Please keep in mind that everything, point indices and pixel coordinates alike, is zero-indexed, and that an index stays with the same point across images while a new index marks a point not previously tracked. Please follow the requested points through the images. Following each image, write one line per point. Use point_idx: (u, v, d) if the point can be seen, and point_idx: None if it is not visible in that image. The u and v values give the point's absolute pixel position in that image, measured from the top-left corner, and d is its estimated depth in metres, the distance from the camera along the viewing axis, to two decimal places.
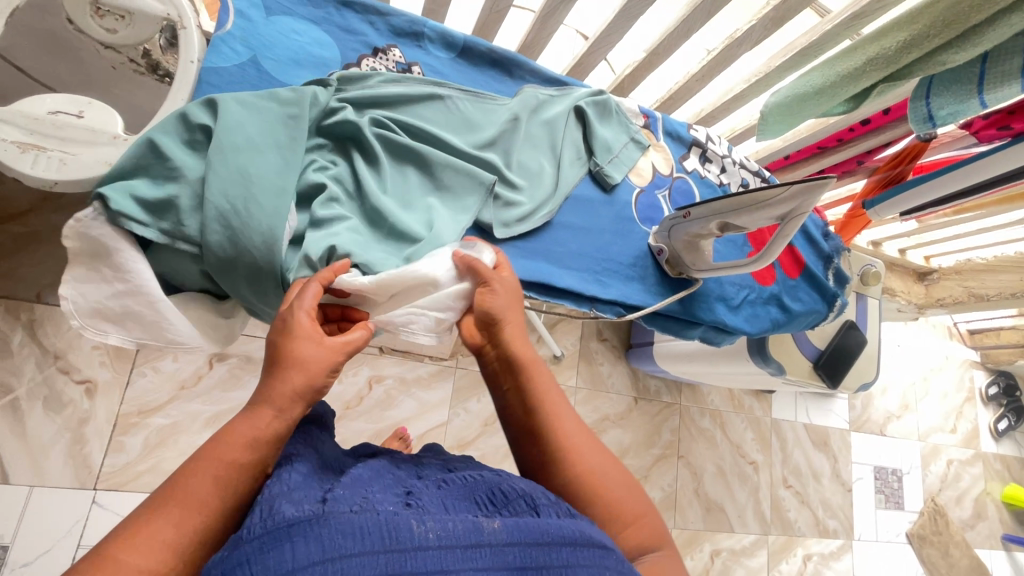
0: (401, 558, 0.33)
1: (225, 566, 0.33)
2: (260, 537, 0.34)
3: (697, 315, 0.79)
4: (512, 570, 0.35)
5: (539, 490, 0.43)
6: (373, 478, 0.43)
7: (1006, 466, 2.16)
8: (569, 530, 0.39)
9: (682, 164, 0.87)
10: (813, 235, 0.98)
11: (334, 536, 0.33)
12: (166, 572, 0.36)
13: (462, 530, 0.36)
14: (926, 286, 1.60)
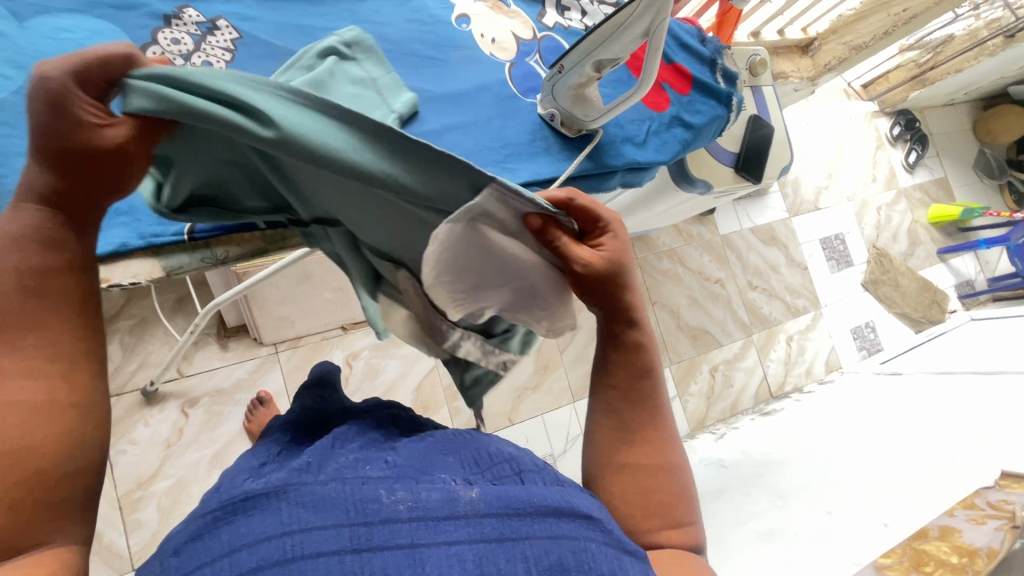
0: (367, 532, 0.39)
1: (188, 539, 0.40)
2: (212, 513, 0.40)
3: (608, 163, 0.79)
4: (490, 540, 0.42)
5: (528, 458, 0.49)
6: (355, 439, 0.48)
7: (926, 192, 2.38)
8: (552, 501, 0.45)
9: (542, 23, 0.83)
10: (690, 44, 0.98)
11: (297, 510, 0.39)
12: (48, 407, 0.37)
13: (435, 503, 0.42)
14: (812, 57, 1.60)
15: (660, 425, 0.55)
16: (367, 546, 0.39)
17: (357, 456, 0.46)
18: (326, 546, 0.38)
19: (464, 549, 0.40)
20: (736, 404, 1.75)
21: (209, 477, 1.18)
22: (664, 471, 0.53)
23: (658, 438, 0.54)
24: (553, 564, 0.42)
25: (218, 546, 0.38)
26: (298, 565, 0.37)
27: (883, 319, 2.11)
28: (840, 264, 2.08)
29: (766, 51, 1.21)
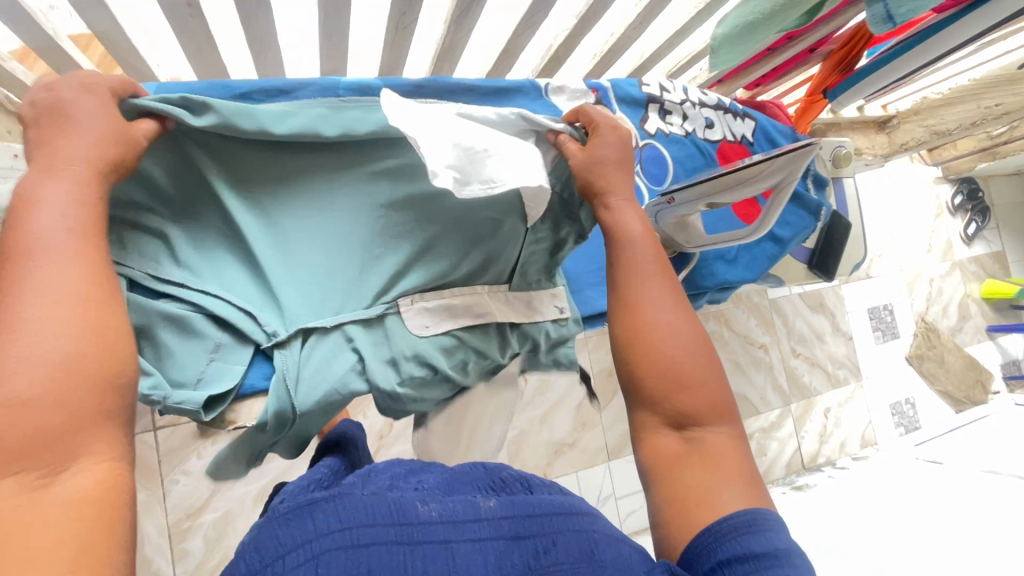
0: (410, 530, 0.41)
1: (252, 545, 0.40)
2: (281, 517, 0.40)
3: (700, 285, 0.78)
4: (509, 538, 0.43)
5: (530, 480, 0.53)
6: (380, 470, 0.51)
7: (981, 265, 2.31)
8: (554, 504, 0.48)
9: (646, 129, 0.81)
10: (787, 149, 0.95)
11: (350, 513, 0.41)
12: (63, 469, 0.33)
13: (461, 509, 0.44)
14: (888, 133, 1.54)
15: (666, 309, 0.57)
16: (410, 539, 0.40)
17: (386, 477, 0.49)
18: (378, 539, 0.40)
19: (489, 547, 0.42)
20: (768, 474, 1.74)
21: (254, 511, 1.21)
22: (672, 379, 0.54)
23: (666, 368, 0.55)
24: (564, 560, 0.43)
25: (288, 538, 0.39)
26: (356, 557, 0.38)
27: (923, 396, 2.07)
28: (886, 335, 2.04)
29: (851, 142, 1.18)
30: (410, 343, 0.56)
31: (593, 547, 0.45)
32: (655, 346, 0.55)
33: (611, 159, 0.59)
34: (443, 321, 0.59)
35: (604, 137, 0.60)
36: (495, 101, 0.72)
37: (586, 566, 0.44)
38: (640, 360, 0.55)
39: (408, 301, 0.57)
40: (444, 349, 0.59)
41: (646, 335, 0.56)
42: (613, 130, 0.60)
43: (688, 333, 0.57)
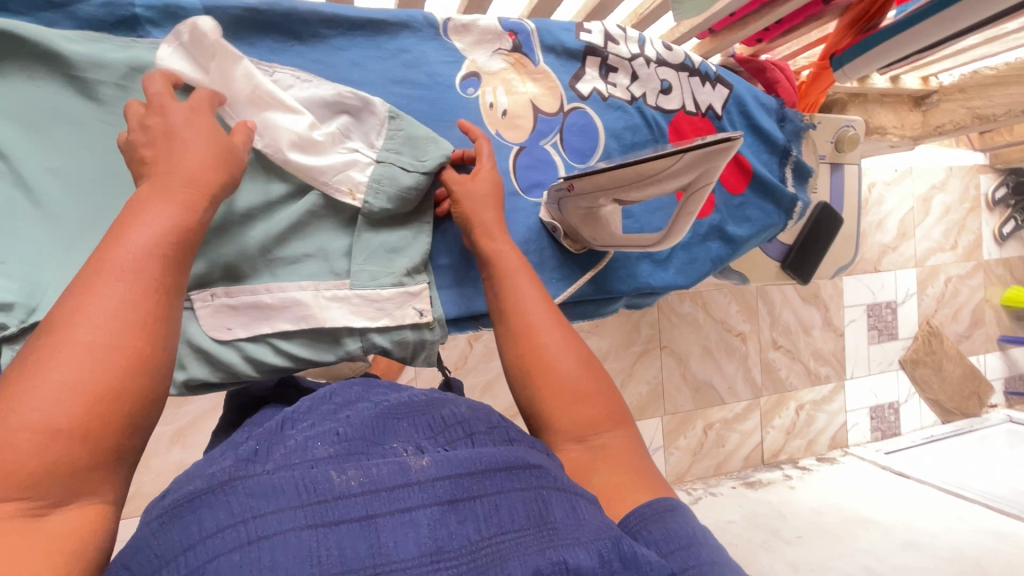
0: (322, 510, 0.31)
1: (134, 554, 0.30)
2: (164, 516, 0.31)
3: (613, 290, 0.65)
4: (443, 504, 0.33)
5: (479, 417, 0.41)
6: (310, 408, 0.42)
7: (1008, 269, 2.09)
8: (501, 457, 0.36)
9: (576, 89, 0.66)
10: (764, 126, 0.78)
11: (246, 498, 0.31)
12: (53, 441, 0.28)
13: (386, 474, 0.33)
14: (924, 112, 1.33)
15: (558, 339, 0.48)
16: (323, 522, 0.30)
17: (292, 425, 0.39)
18: (283, 527, 0.30)
19: (422, 516, 0.32)
20: (723, 465, 1.67)
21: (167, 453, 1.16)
22: (568, 390, 0.46)
23: (564, 367, 0.47)
24: (509, 528, 0.33)
25: (173, 545, 0.29)
26: (255, 552, 0.29)
27: (912, 402, 1.93)
28: (882, 335, 1.88)
29: (861, 123, 0.99)
30: (196, 343, 0.46)
31: (542, 507, 0.35)
32: (549, 369, 0.47)
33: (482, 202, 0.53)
34: (249, 321, 0.48)
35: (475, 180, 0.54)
36: (374, 38, 0.57)
37: (533, 534, 0.33)
38: (535, 393, 0.47)
39: (205, 294, 0.47)
40: (249, 357, 0.48)
41: (541, 368, 0.47)
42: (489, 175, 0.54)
43: (579, 356, 0.48)
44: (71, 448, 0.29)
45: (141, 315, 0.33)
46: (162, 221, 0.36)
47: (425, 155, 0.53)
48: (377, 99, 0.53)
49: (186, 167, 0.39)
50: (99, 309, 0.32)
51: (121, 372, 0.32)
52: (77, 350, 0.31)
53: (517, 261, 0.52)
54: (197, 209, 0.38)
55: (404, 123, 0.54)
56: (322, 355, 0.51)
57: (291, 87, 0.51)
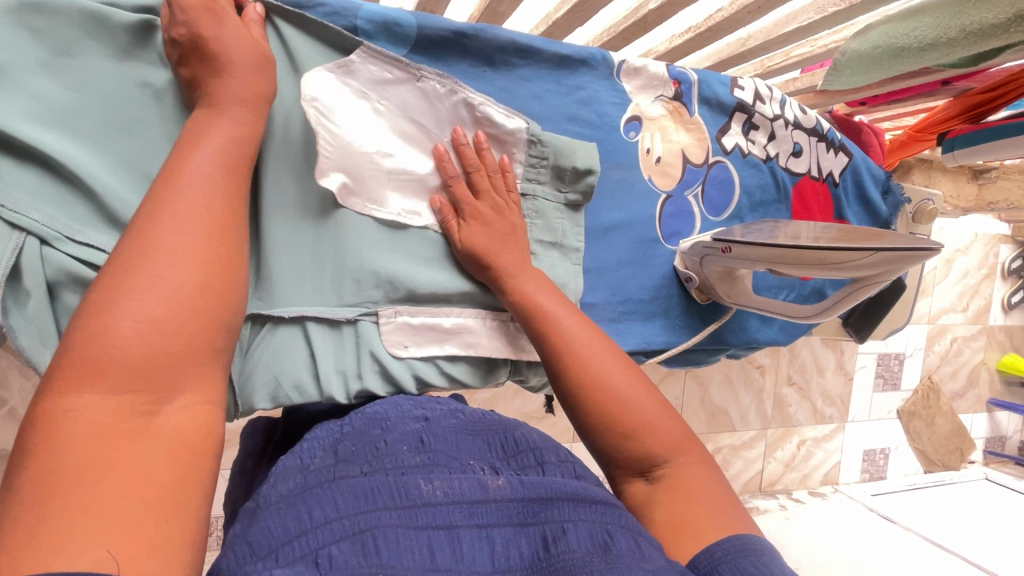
0: (412, 513, 0.35)
1: (245, 532, 0.34)
2: (276, 503, 0.35)
3: (725, 342, 0.68)
4: (514, 525, 0.36)
5: (551, 448, 0.45)
6: (388, 415, 0.46)
7: (1009, 337, 2.19)
8: (572, 487, 0.39)
9: (721, 143, 0.67)
10: (873, 199, 0.81)
11: (348, 497, 0.35)
12: (157, 326, 0.29)
13: (467, 488, 0.38)
14: (980, 185, 1.39)
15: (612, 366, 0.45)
16: (415, 523, 0.34)
17: (382, 432, 0.44)
18: (380, 523, 0.33)
19: (496, 534, 0.36)
20: None
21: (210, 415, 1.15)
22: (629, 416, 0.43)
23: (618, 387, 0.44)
24: (578, 550, 0.34)
25: (283, 531, 0.33)
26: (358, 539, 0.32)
27: (901, 450, 2.03)
28: (886, 384, 1.97)
29: (940, 197, 1.04)
30: (378, 357, 0.48)
31: (609, 537, 0.35)
32: (603, 397, 0.44)
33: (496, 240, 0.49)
34: (423, 341, 0.50)
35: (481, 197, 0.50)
36: (556, 72, 0.57)
37: (599, 557, 0.33)
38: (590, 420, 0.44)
39: (391, 311, 0.49)
40: (417, 375, 0.50)
41: (597, 398, 0.44)
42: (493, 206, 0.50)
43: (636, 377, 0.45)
44: (172, 339, 0.30)
45: (204, 220, 0.34)
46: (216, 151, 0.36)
47: (568, 182, 0.55)
48: (519, 125, 0.53)
49: (236, 94, 0.38)
50: (173, 224, 0.32)
51: (193, 278, 0.32)
52: (163, 251, 0.31)
53: (549, 298, 0.48)
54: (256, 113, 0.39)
55: (550, 147, 0.54)
56: (473, 378, 0.53)
57: (442, 98, 0.50)
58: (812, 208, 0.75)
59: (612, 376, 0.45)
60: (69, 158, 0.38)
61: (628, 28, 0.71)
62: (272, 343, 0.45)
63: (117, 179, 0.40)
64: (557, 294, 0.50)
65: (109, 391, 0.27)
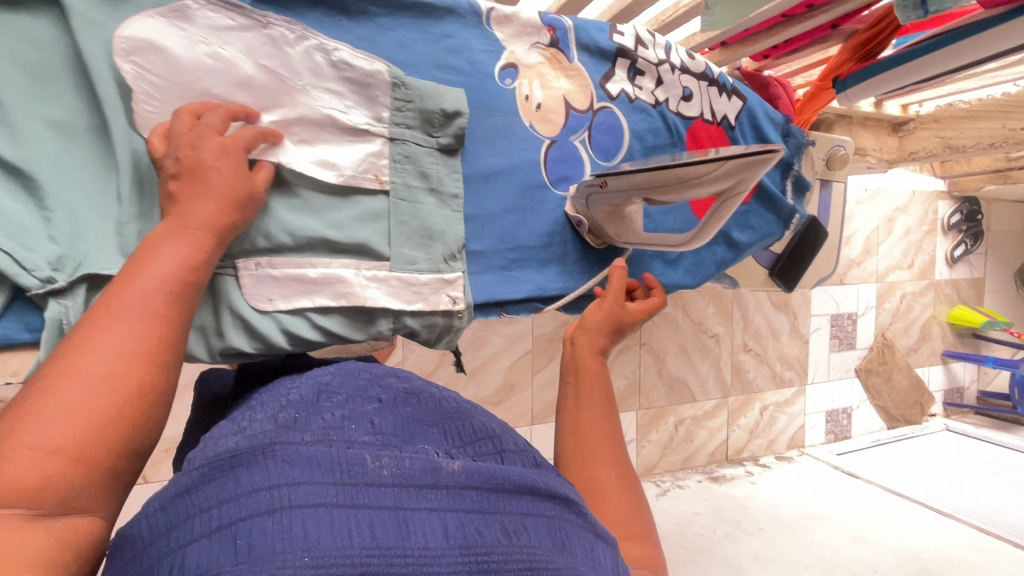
0: (353, 491, 0.31)
1: (167, 500, 0.31)
2: (197, 470, 0.32)
3: (627, 286, 0.68)
4: (469, 513, 0.33)
5: (509, 436, 0.42)
6: (339, 389, 0.41)
7: (956, 290, 2.25)
8: (531, 479, 0.37)
9: (606, 89, 0.68)
10: (772, 141, 0.82)
11: (281, 466, 0.31)
12: (76, 442, 0.29)
13: (418, 469, 0.34)
14: (900, 137, 1.44)
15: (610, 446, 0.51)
16: (353, 503, 0.31)
17: (332, 400, 0.39)
18: (312, 500, 0.30)
19: (451, 517, 0.32)
20: (690, 460, 1.74)
21: None
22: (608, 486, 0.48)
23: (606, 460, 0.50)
24: (536, 547, 0.34)
25: (202, 500, 0.30)
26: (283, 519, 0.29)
27: (863, 408, 2.07)
28: (842, 344, 2.00)
29: (852, 142, 1.05)
30: (239, 311, 0.47)
31: (566, 538, 0.36)
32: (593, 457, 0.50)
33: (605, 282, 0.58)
34: (290, 293, 0.49)
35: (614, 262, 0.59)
36: (420, 20, 0.57)
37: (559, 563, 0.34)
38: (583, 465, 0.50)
39: (250, 262, 0.48)
40: (287, 330, 0.49)
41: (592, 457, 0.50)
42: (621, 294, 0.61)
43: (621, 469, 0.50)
44: (85, 449, 0.30)
45: (138, 352, 0.33)
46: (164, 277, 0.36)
47: (438, 127, 0.55)
48: (380, 68, 0.52)
49: (198, 220, 0.39)
50: (104, 343, 0.32)
51: (110, 401, 0.31)
52: (100, 360, 0.32)
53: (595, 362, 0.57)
54: (228, 210, 0.41)
55: (413, 91, 0.54)
56: (352, 331, 0.52)
57: (289, 45, 0.49)
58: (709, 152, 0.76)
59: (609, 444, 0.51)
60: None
61: None
62: None
63: None
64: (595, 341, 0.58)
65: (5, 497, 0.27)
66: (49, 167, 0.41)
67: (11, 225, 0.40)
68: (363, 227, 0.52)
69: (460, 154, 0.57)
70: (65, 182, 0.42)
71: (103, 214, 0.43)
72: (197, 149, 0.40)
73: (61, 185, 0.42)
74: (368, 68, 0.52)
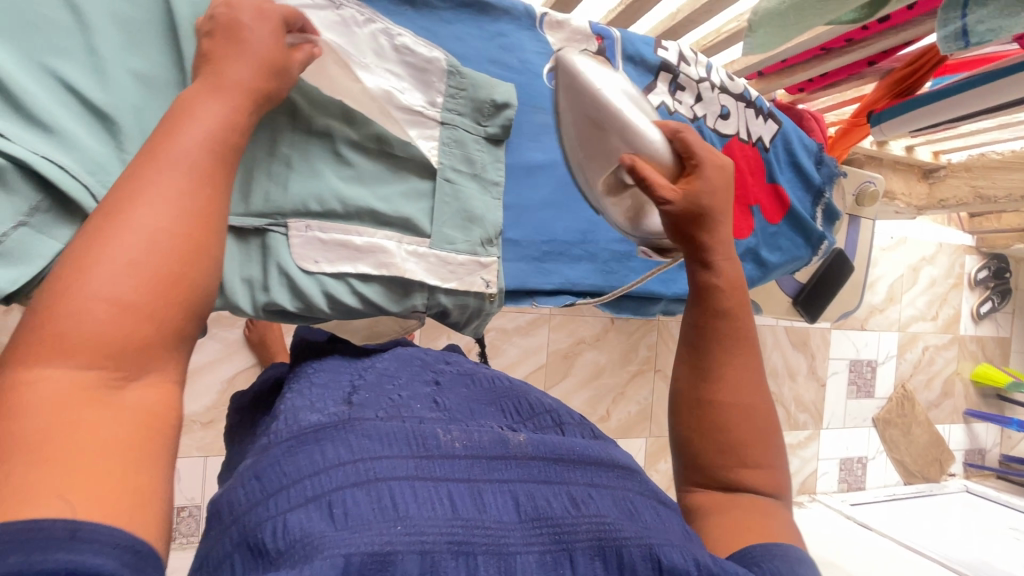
0: (430, 463, 0.34)
1: (256, 468, 0.34)
2: (284, 442, 0.35)
3: (655, 291, 0.70)
4: (537, 481, 0.36)
5: (566, 410, 0.45)
6: (399, 374, 0.47)
7: (981, 347, 2.20)
8: (593, 450, 0.39)
9: (647, 100, 0.70)
10: (806, 167, 0.84)
11: (364, 442, 0.34)
12: (143, 303, 0.27)
13: (487, 442, 0.37)
14: (930, 184, 1.45)
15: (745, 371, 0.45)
16: (432, 475, 0.34)
17: (397, 393, 0.43)
18: (396, 473, 0.33)
19: (519, 490, 0.35)
20: None
21: None
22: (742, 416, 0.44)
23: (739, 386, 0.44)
24: (606, 515, 0.35)
25: (293, 471, 0.33)
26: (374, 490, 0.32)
27: (880, 460, 2.01)
28: (860, 391, 1.96)
29: (882, 180, 1.03)
30: (286, 269, 0.49)
31: (632, 506, 0.37)
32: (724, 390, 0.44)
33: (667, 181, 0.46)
34: (334, 258, 0.51)
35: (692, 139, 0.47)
36: (479, 19, 0.60)
37: (630, 527, 0.35)
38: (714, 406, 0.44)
39: (301, 224, 0.50)
40: (328, 293, 0.51)
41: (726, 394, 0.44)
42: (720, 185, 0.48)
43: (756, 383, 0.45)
44: (149, 309, 0.28)
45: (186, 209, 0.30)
46: (199, 143, 0.33)
47: (487, 116, 0.58)
48: (438, 56, 0.55)
49: (232, 79, 0.36)
50: (151, 198, 0.29)
51: (168, 253, 0.29)
52: (147, 219, 0.29)
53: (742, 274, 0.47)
54: (267, 72, 0.39)
55: (468, 80, 0.56)
56: (387, 301, 0.54)
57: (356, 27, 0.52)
58: (742, 170, 0.78)
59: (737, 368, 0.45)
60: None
61: None
62: None
63: (23, 68, 0.41)
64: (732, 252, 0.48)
65: (67, 363, 0.25)
66: (129, 119, 0.44)
67: (90, 163, 0.42)
68: (409, 203, 0.54)
69: (504, 145, 0.60)
70: (137, 132, 0.45)
71: None
72: (233, 7, 0.39)
73: (138, 135, 0.45)
74: (427, 57, 0.55)
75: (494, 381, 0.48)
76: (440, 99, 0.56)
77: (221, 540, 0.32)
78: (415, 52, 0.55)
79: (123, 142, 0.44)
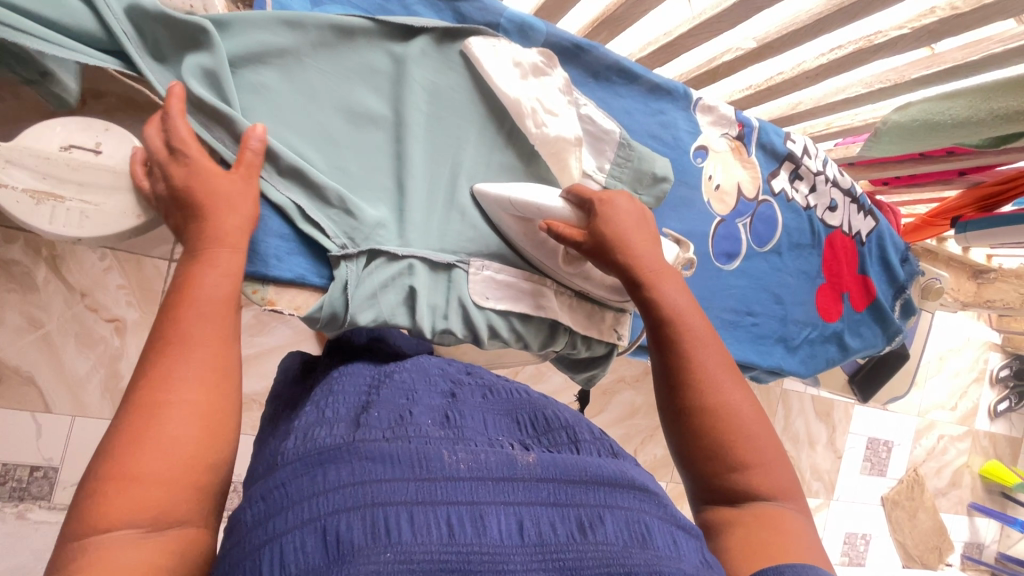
0: (431, 487, 0.29)
1: (264, 492, 0.30)
2: (293, 464, 0.31)
3: (753, 361, 0.75)
4: (547, 506, 0.30)
5: (585, 424, 0.39)
6: (415, 384, 0.42)
7: (992, 443, 2.24)
8: (610, 469, 0.33)
9: (770, 184, 0.76)
10: (893, 264, 0.89)
11: (364, 463, 0.30)
12: (211, 386, 0.33)
13: (495, 461, 0.31)
14: (978, 284, 1.51)
15: (740, 397, 0.44)
16: (431, 500, 0.28)
17: (407, 398, 0.38)
18: (393, 499, 0.28)
19: (526, 513, 0.29)
20: None
21: None
22: (737, 442, 0.42)
23: (731, 404, 0.43)
24: (614, 543, 0.29)
25: (296, 492, 0.28)
26: (369, 519, 0.27)
27: (883, 540, 2.03)
28: (873, 469, 1.99)
29: (946, 278, 1.07)
30: (464, 303, 0.54)
31: (645, 531, 0.30)
32: (724, 411, 0.43)
33: (630, 226, 0.51)
34: (501, 297, 0.57)
35: (621, 196, 0.54)
36: (647, 96, 0.67)
37: (638, 554, 0.29)
38: (713, 432, 0.42)
39: (479, 263, 0.56)
40: (492, 327, 0.57)
41: (729, 424, 0.42)
42: (624, 213, 0.52)
43: (750, 397, 0.45)
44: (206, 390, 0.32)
45: (216, 332, 0.35)
46: (225, 283, 0.36)
47: (645, 186, 0.63)
48: (614, 128, 0.61)
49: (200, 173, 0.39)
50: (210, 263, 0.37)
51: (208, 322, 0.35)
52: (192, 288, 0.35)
53: (684, 302, 0.48)
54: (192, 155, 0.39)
55: (635, 152, 0.62)
56: (533, 338, 0.61)
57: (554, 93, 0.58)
58: (840, 259, 0.84)
59: (726, 387, 0.44)
60: (268, 87, 0.47)
61: (699, 75, 0.80)
62: (378, 276, 0.50)
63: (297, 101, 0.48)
64: (679, 280, 0.50)
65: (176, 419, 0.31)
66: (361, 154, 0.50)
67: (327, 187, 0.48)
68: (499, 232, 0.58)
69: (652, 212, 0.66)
70: (359, 165, 0.51)
71: (389, 197, 0.52)
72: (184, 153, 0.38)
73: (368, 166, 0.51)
74: (603, 126, 0.60)
75: (515, 392, 0.42)
76: (611, 164, 0.62)
77: (225, 561, 0.29)
78: (594, 120, 0.60)
79: (352, 172, 0.50)
